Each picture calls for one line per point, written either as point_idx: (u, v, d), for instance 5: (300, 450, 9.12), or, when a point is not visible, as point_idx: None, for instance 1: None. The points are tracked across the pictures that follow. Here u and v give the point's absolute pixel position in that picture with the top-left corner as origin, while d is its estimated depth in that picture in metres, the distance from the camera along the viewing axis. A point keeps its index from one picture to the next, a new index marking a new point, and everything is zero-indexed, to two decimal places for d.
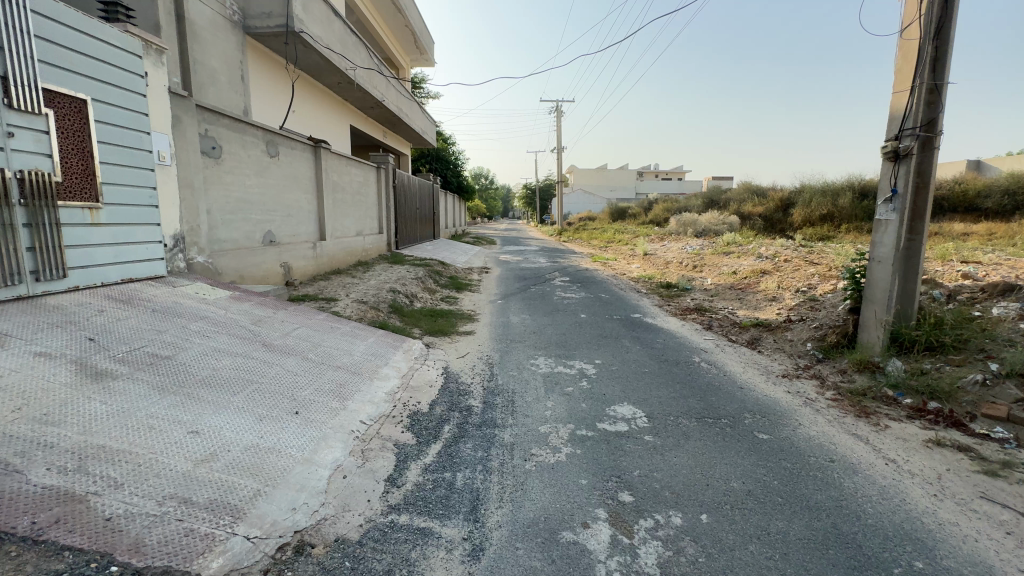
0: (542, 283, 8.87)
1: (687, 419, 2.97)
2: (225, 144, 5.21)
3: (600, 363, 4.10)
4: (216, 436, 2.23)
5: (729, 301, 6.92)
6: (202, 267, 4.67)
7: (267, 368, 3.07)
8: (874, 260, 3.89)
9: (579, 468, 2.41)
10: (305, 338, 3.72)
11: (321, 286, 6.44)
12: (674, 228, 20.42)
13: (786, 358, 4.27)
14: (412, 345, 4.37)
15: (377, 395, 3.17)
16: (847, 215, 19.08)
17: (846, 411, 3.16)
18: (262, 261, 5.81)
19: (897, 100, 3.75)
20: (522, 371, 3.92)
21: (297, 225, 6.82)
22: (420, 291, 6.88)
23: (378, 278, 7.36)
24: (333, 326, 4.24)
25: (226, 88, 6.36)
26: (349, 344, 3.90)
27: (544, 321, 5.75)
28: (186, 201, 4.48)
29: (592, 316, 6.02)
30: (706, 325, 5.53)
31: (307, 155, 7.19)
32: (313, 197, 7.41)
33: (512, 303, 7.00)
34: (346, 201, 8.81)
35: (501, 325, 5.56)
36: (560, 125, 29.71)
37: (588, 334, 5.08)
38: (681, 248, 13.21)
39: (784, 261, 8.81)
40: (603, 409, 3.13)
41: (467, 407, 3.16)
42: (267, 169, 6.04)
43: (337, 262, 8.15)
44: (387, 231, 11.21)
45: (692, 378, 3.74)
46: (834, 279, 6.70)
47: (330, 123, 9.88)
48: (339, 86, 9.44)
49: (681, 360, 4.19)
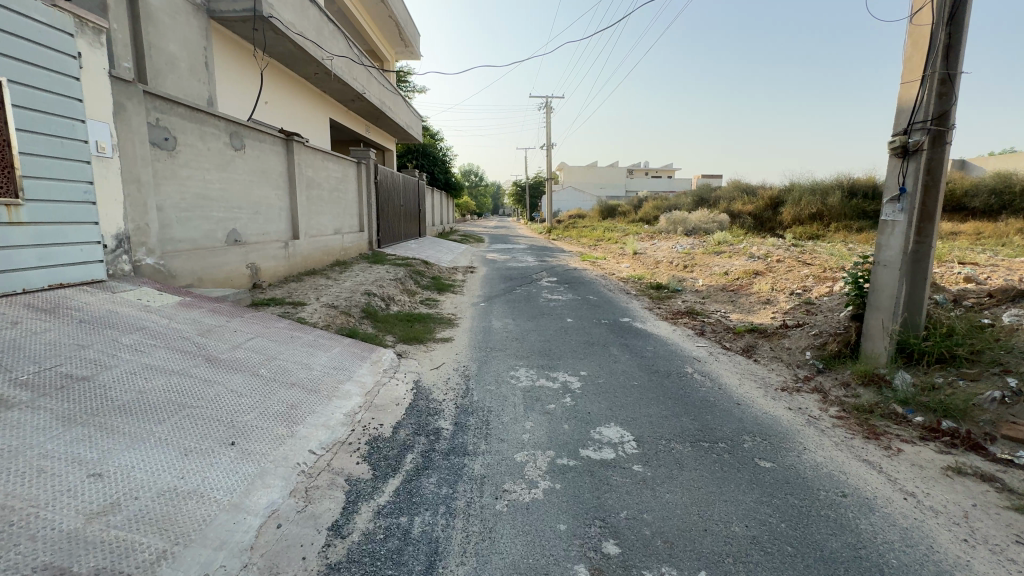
0: (528, 284, 8.54)
1: (680, 443, 2.67)
2: (181, 135, 4.80)
3: (586, 375, 3.79)
4: (124, 479, 1.86)
5: (721, 304, 6.65)
6: (152, 269, 4.27)
7: (207, 388, 2.70)
8: (879, 263, 3.63)
9: (557, 508, 2.08)
10: (259, 351, 3.35)
11: (291, 288, 6.05)
12: (663, 226, 20.20)
13: (785, 368, 4.00)
14: (382, 355, 4.01)
15: (334, 417, 2.81)
16: (836, 215, 18.99)
17: (854, 432, 2.88)
18: (225, 262, 5.41)
19: (905, 91, 3.46)
20: (500, 385, 3.58)
21: (266, 224, 6.41)
22: (398, 294, 6.52)
23: (354, 279, 6.98)
24: (294, 335, 3.87)
25: (187, 76, 5.93)
26: (309, 356, 3.53)
27: (527, 326, 5.42)
28: (132, 197, 4.07)
29: (579, 320, 5.70)
30: (699, 330, 5.24)
31: (278, 149, 6.78)
32: (285, 193, 7.00)
33: (495, 305, 6.66)
34: (323, 198, 8.39)
35: (481, 332, 5.21)
36: (549, 121, 29.29)
37: (574, 342, 4.75)
38: (671, 247, 12.94)
39: (776, 262, 8.57)
40: (588, 432, 2.81)
41: (435, 430, 2.82)
42: (231, 163, 5.63)
43: (312, 262, 7.74)
44: (369, 229, 10.80)
45: (685, 393, 3.43)
46: (830, 281, 6.46)
47: (306, 115, 9.43)
48: (315, 76, 8.99)
49: (672, 372, 3.89)
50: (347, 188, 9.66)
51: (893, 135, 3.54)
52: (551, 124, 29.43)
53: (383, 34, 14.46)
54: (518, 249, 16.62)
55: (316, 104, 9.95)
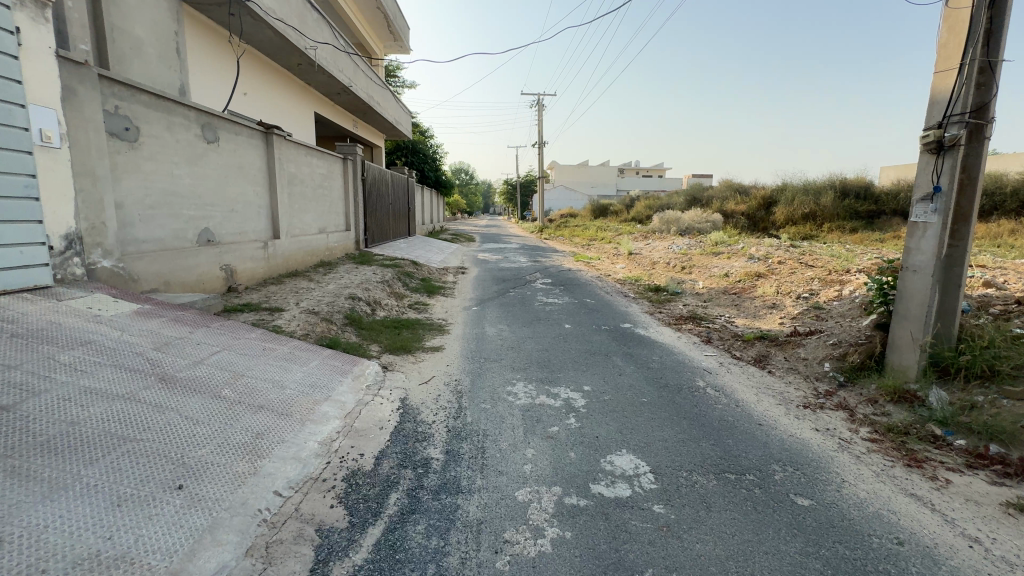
0: (522, 286, 8.20)
1: (704, 476, 2.35)
2: (144, 126, 4.37)
3: (589, 390, 3.45)
4: (30, 545, 1.47)
5: (725, 309, 6.36)
6: (110, 273, 3.85)
7: (157, 416, 2.31)
8: (908, 268, 3.34)
9: (570, 565, 1.74)
10: (224, 368, 2.96)
11: (269, 292, 5.64)
12: (657, 226, 19.99)
13: (804, 382, 3.69)
14: (366, 369, 3.64)
15: (307, 447, 2.44)
16: (829, 215, 18.91)
17: (892, 458, 2.57)
18: (196, 264, 4.99)
19: (939, 82, 3.18)
20: (496, 404, 3.23)
21: (243, 223, 5.99)
22: (385, 298, 6.13)
23: (339, 281, 6.58)
24: (267, 347, 3.48)
25: (156, 62, 5.49)
26: (282, 372, 3.15)
27: (523, 333, 5.07)
28: (86, 193, 3.65)
29: (578, 326, 5.36)
30: (706, 338, 4.94)
31: (257, 142, 6.35)
32: (264, 190, 6.57)
33: (489, 310, 6.30)
34: (306, 195, 7.97)
35: (474, 340, 4.85)
36: (541, 118, 28.92)
37: (575, 351, 4.41)
38: (667, 247, 12.69)
39: (777, 263, 8.32)
40: (597, 462, 2.47)
41: (424, 461, 2.46)
42: (203, 157, 5.20)
43: (294, 263, 7.32)
44: (355, 228, 10.37)
45: (701, 412, 3.11)
46: (838, 284, 6.20)
47: (288, 108, 8.97)
48: (298, 67, 8.55)
49: (684, 387, 3.56)
50: (333, 185, 9.22)
51: (924, 129, 3.26)
52: (543, 122, 29.04)
53: (371, 27, 14.00)
54: (510, 248, 16.28)
55: (299, 96, 9.50)
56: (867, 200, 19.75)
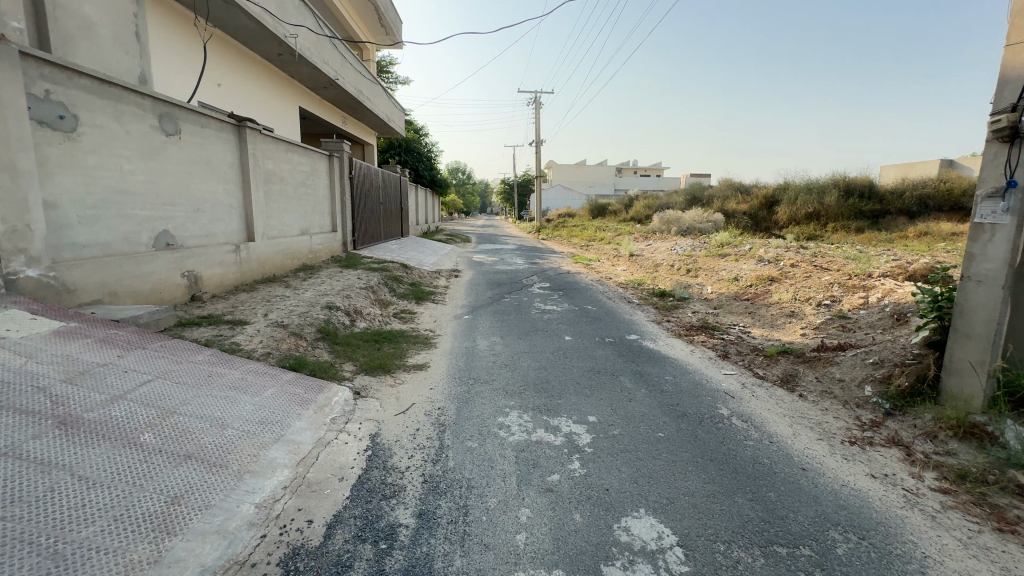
0: (518, 291, 7.68)
1: (749, 552, 1.82)
2: (85, 114, 3.83)
3: (595, 423, 2.93)
4: None
5: (738, 317, 5.85)
6: (36, 283, 3.31)
7: (37, 478, 1.74)
8: (969, 278, 2.83)
9: None
10: (150, 404, 2.42)
11: (237, 301, 5.10)
12: (657, 225, 19.50)
13: (843, 409, 3.18)
14: (333, 396, 3.10)
15: (238, 515, 1.90)
16: (833, 215, 18.45)
17: (977, 520, 2.06)
18: (151, 271, 4.45)
19: (1010, 56, 2.67)
20: (484, 442, 2.70)
21: (209, 224, 5.44)
22: (367, 306, 5.59)
23: (318, 288, 6.03)
24: (215, 372, 2.95)
25: (111, 46, 4.95)
26: (227, 405, 2.62)
27: (518, 348, 4.54)
28: (5, 190, 3.11)
29: (579, 339, 4.83)
30: (723, 352, 4.42)
31: (227, 136, 5.81)
32: (236, 188, 6.02)
33: (481, 318, 5.78)
34: (286, 194, 7.42)
35: (463, 356, 4.32)
36: (538, 116, 28.36)
37: (577, 370, 3.89)
38: (669, 248, 12.20)
39: (790, 265, 7.81)
40: (609, 530, 1.94)
41: (389, 531, 1.92)
42: (161, 151, 4.66)
43: (271, 267, 6.77)
44: (342, 230, 9.83)
45: (730, 452, 2.59)
46: (861, 289, 5.70)
47: (267, 101, 8.40)
48: (279, 57, 8.01)
49: (705, 417, 3.04)
50: (317, 183, 8.67)
51: (991, 113, 2.75)
52: (540, 121, 28.52)
53: (359, 19, 13.49)
54: (506, 250, 15.76)
55: (281, 89, 8.95)
56: (872, 199, 19.30)
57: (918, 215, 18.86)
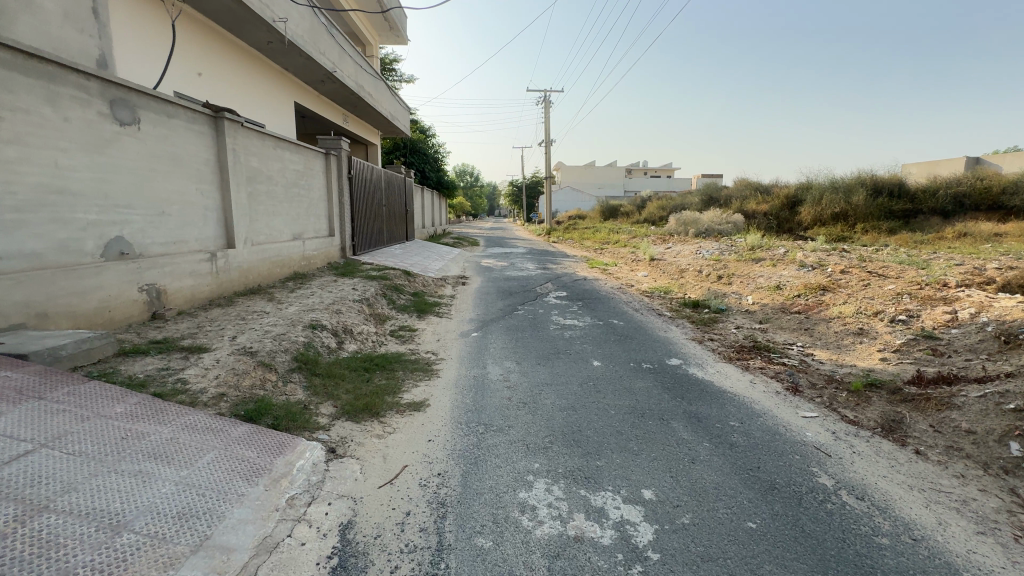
0: (532, 302, 6.86)
1: None
2: (3, 95, 3.09)
3: (656, 504, 2.10)
4: None
5: (793, 334, 4.99)
6: None
7: None
8: None
9: None
10: (8, 497, 1.61)
11: (205, 319, 4.35)
12: (673, 227, 18.62)
13: (988, 478, 2.33)
14: (296, 460, 2.31)
15: None
16: (861, 215, 17.39)
17: None
18: (98, 286, 3.70)
19: None
20: (502, 539, 1.88)
21: (177, 229, 4.71)
22: (360, 324, 4.81)
23: (305, 301, 5.27)
24: (133, 430, 2.17)
25: (62, 23, 4.23)
26: (135, 490, 1.82)
27: (538, 378, 3.73)
28: None
29: (611, 365, 4.00)
30: (793, 384, 3.55)
31: (201, 129, 5.08)
32: (211, 188, 5.28)
33: (493, 337, 4.97)
34: (275, 195, 6.68)
35: (471, 390, 3.51)
36: (547, 115, 27.54)
37: (615, 413, 3.05)
38: (693, 252, 11.30)
39: (841, 271, 6.89)
40: None
41: None
42: (112, 144, 3.93)
43: (256, 276, 6.04)
44: (340, 234, 9.09)
45: (864, 563, 1.75)
46: (943, 302, 4.80)
47: (254, 93, 7.67)
48: (268, 46, 7.30)
49: (804, 491, 2.21)
50: (311, 183, 7.94)
51: None
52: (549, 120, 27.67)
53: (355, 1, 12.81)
54: (516, 254, 14.89)
55: (273, 81, 8.24)
56: (902, 198, 18.19)
57: (952, 214, 17.77)
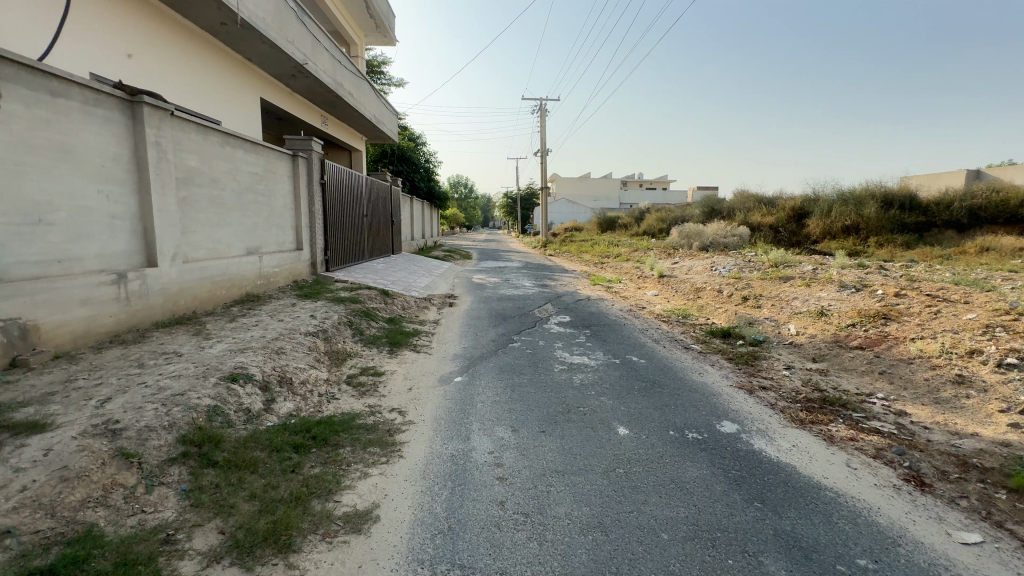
0: (532, 330, 5.75)
1: None
2: None
3: None
4: None
5: (865, 379, 3.91)
6: None
7: None
8: None
9: None
10: None
11: (89, 366, 3.17)
12: (676, 239, 17.66)
13: None
14: None
15: None
16: (874, 228, 16.48)
17: None
18: None
19: None
20: None
21: (65, 243, 3.56)
22: (307, 369, 3.67)
23: (241, 336, 4.10)
24: None
25: None
26: None
27: (544, 460, 2.58)
28: None
29: (643, 437, 2.86)
30: (914, 474, 2.45)
31: (109, 116, 3.96)
32: (123, 190, 4.14)
33: (482, 383, 3.84)
34: (219, 201, 5.52)
35: (447, 484, 2.37)
36: (543, 124, 26.63)
37: (670, 542, 1.91)
38: (707, 268, 10.25)
39: (897, 294, 5.81)
40: None
41: None
42: None
43: (187, 300, 4.87)
44: (308, 248, 7.93)
45: None
46: None
47: (204, 83, 6.54)
48: (221, 27, 6.22)
49: None
50: (271, 188, 6.80)
51: None
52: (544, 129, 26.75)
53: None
54: (511, 268, 13.80)
55: (231, 72, 7.16)
56: (915, 211, 17.35)
57: (968, 228, 16.90)
